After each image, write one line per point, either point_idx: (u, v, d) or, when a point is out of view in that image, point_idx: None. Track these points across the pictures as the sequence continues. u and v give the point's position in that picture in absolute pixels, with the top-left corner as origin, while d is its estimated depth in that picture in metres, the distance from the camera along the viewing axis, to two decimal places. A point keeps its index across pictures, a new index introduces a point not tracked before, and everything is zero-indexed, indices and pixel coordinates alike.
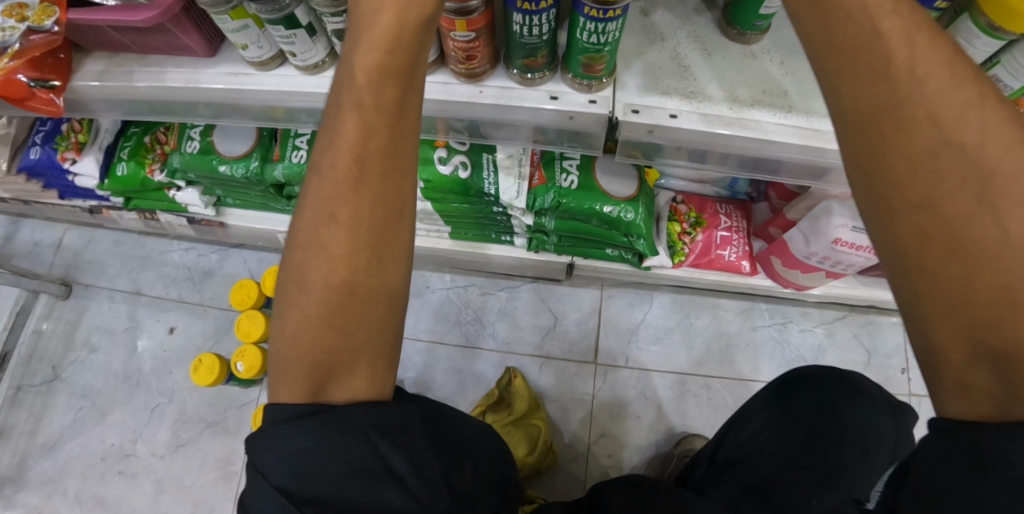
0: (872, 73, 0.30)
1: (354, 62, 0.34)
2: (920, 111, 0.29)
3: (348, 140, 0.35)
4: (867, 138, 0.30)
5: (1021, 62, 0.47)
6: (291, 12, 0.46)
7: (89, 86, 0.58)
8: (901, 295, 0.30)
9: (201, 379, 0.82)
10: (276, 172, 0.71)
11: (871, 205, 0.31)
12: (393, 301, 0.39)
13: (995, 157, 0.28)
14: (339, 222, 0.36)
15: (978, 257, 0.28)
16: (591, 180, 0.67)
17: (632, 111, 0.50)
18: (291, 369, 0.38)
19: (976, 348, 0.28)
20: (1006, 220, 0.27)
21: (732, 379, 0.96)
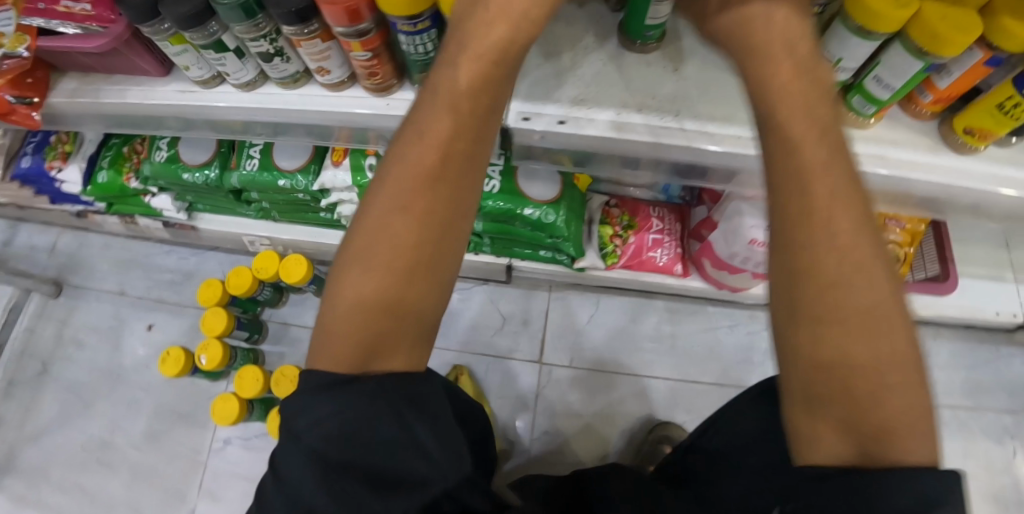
0: (787, 149, 0.40)
1: (458, 70, 0.43)
2: (811, 165, 0.39)
3: (440, 134, 0.43)
4: (781, 178, 0.40)
5: (895, 62, 0.57)
6: (219, 38, 0.53)
7: (63, 103, 0.66)
8: (787, 341, 0.40)
9: (169, 370, 0.89)
10: (232, 179, 0.78)
11: (784, 257, 0.41)
12: (440, 293, 0.46)
13: (851, 231, 0.39)
14: (418, 203, 0.44)
15: (831, 284, 0.38)
16: (511, 184, 0.73)
17: (523, 118, 0.56)
18: (343, 332, 0.43)
19: (832, 369, 0.38)
20: (855, 281, 0.38)
21: (675, 381, 1.01)
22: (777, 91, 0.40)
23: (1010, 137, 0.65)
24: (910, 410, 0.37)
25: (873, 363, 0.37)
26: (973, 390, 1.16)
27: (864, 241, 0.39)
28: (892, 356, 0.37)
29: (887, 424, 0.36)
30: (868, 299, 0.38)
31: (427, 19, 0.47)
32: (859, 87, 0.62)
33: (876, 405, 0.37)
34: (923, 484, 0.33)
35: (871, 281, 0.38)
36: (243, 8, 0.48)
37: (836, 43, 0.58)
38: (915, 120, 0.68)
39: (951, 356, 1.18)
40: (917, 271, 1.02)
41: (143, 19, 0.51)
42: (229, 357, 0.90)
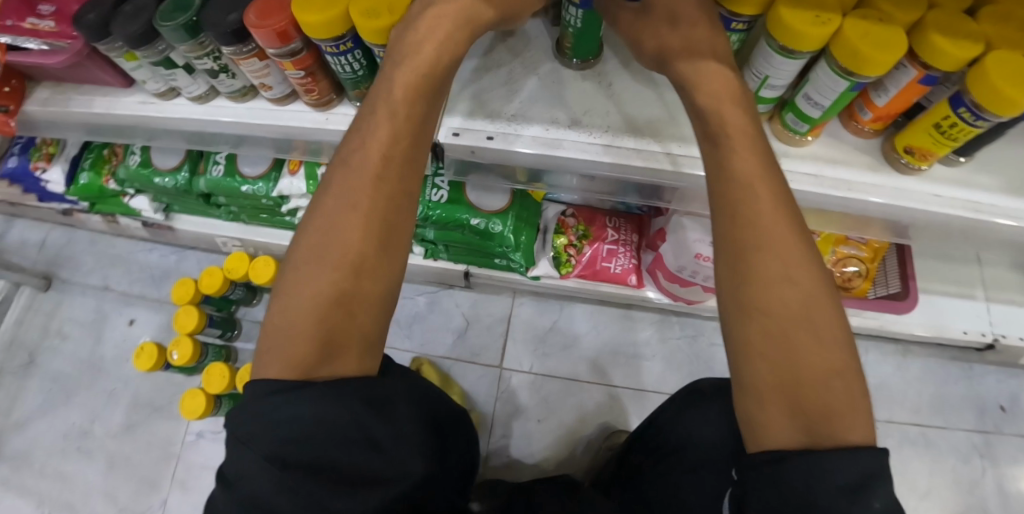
0: (730, 159, 0.45)
1: (394, 80, 0.44)
2: (751, 181, 0.45)
3: (381, 138, 0.44)
4: (732, 192, 0.45)
5: (822, 81, 0.56)
6: (167, 56, 0.57)
7: (37, 110, 0.70)
8: (739, 336, 0.44)
9: (142, 364, 0.93)
10: (201, 184, 0.83)
11: (730, 261, 0.45)
12: (389, 291, 0.46)
13: (788, 232, 0.44)
14: (360, 205, 0.44)
15: (774, 287, 0.43)
16: (459, 194, 0.76)
17: (453, 134, 0.58)
18: (290, 338, 0.42)
19: (786, 358, 0.42)
20: (794, 278, 0.43)
21: (632, 390, 1.04)
22: (718, 107, 0.47)
23: (957, 157, 0.63)
24: (852, 396, 0.41)
25: (812, 354, 0.41)
26: (941, 408, 1.16)
27: (798, 246, 0.44)
28: (827, 347, 0.42)
29: (825, 407, 0.40)
30: (805, 297, 0.42)
31: (350, 41, 0.48)
32: (792, 104, 0.62)
33: (825, 389, 0.41)
34: (852, 456, 0.38)
35: (807, 279, 0.43)
36: (186, 29, 0.52)
37: (762, 60, 0.58)
38: (857, 138, 0.67)
39: (919, 373, 1.19)
40: (879, 287, 1.03)
41: (98, 38, 0.55)
42: (200, 353, 0.93)
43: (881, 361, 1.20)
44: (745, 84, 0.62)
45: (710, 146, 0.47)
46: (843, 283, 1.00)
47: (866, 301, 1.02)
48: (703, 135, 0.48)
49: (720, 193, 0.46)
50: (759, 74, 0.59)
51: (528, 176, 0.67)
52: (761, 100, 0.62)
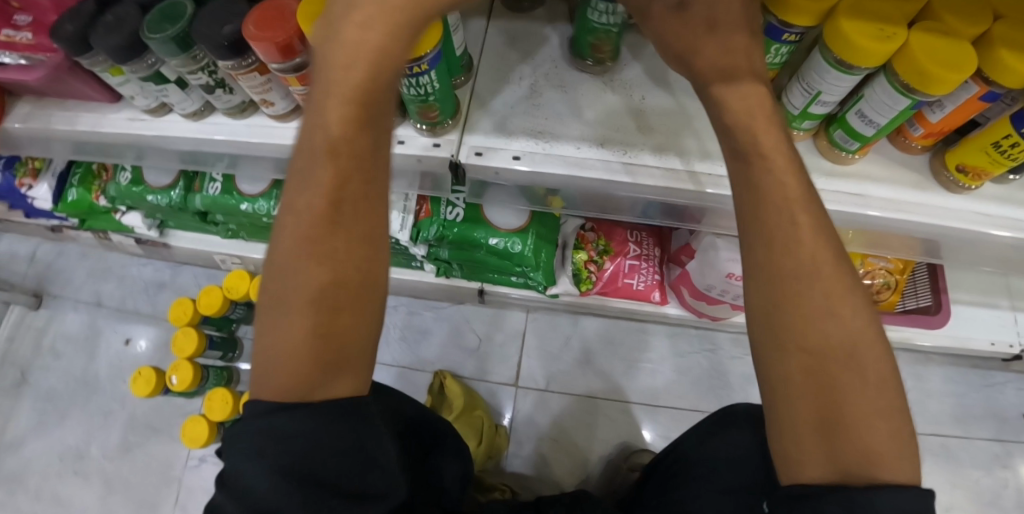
0: (763, 178, 0.38)
1: (328, 107, 0.36)
2: (783, 193, 0.38)
3: (326, 182, 0.37)
4: (761, 203, 0.38)
5: (879, 95, 0.51)
6: (158, 70, 0.51)
7: (17, 127, 0.64)
8: (773, 370, 0.37)
9: (140, 390, 0.88)
10: (196, 202, 0.78)
11: (764, 290, 0.38)
12: (372, 330, 0.40)
13: (831, 261, 0.37)
14: (317, 257, 0.37)
15: (811, 315, 0.36)
16: (476, 212, 0.70)
17: (474, 153, 0.53)
18: (277, 386, 0.37)
19: (822, 394, 0.36)
20: (837, 313, 0.36)
21: (654, 407, 0.99)
22: (750, 115, 0.39)
23: (1008, 175, 0.58)
24: (896, 439, 0.35)
25: (855, 389, 0.35)
26: (963, 419, 1.13)
27: (841, 275, 0.37)
28: (875, 386, 0.35)
29: (869, 446, 0.34)
30: (850, 334, 0.36)
31: None
32: (841, 120, 0.57)
33: (867, 427, 0.34)
34: (901, 496, 0.32)
35: (851, 312, 0.36)
36: (177, 41, 0.47)
37: (813, 75, 0.53)
38: (905, 154, 0.61)
39: (940, 382, 1.15)
40: (909, 299, 1.01)
41: (79, 51, 0.50)
42: (201, 376, 0.88)
43: (902, 371, 1.15)
44: (791, 98, 0.57)
45: (739, 165, 0.40)
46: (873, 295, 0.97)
47: (897, 316, 0.99)
48: (731, 151, 0.40)
49: (750, 216, 0.39)
50: (810, 90, 0.54)
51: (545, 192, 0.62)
52: (807, 117, 0.58)
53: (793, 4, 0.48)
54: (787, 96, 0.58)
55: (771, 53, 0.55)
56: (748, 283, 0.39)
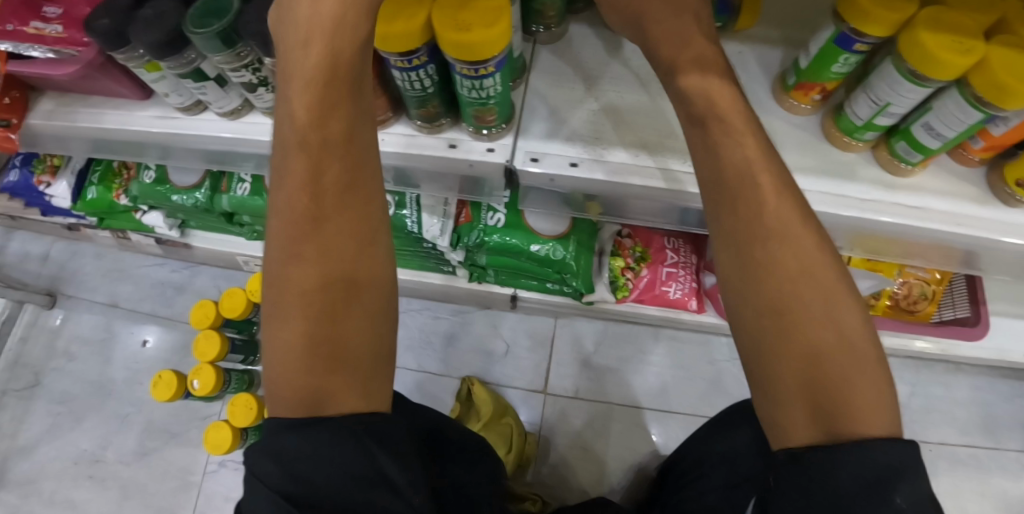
0: (730, 155, 0.41)
1: (295, 102, 0.42)
2: (744, 173, 0.40)
3: (300, 176, 0.42)
4: (726, 184, 0.41)
5: (947, 108, 0.47)
6: (198, 66, 0.49)
7: (41, 124, 0.61)
8: (758, 347, 0.39)
9: (161, 394, 0.86)
10: (223, 203, 0.76)
11: (733, 257, 0.41)
12: (377, 314, 0.44)
13: (796, 222, 0.40)
14: (306, 256, 0.42)
15: (787, 290, 0.38)
16: (518, 218, 0.70)
17: (530, 159, 0.50)
18: (285, 389, 0.40)
19: (806, 362, 0.37)
20: (806, 272, 0.38)
21: (686, 415, 0.97)
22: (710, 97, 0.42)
23: None
24: (878, 396, 0.36)
25: (829, 344, 0.37)
26: (991, 429, 1.08)
27: (809, 235, 0.40)
28: (849, 339, 0.37)
29: (847, 398, 0.35)
30: (822, 292, 0.38)
31: (424, 55, 0.41)
32: (903, 131, 0.52)
33: (847, 387, 0.36)
34: (884, 448, 0.33)
35: (823, 268, 0.39)
36: (222, 38, 0.44)
37: (883, 86, 0.49)
38: (963, 167, 0.57)
39: (969, 392, 1.10)
40: (946, 310, 0.93)
41: (114, 46, 0.47)
42: (223, 381, 0.86)
43: (930, 381, 1.11)
44: (853, 108, 0.54)
45: (697, 131, 0.43)
46: (908, 305, 0.92)
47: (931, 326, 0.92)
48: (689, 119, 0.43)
49: (713, 197, 0.42)
50: (878, 101, 0.51)
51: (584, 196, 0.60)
52: (870, 128, 0.54)
53: (868, 11, 0.45)
54: (849, 104, 0.54)
55: (837, 62, 0.51)
56: (718, 252, 0.42)
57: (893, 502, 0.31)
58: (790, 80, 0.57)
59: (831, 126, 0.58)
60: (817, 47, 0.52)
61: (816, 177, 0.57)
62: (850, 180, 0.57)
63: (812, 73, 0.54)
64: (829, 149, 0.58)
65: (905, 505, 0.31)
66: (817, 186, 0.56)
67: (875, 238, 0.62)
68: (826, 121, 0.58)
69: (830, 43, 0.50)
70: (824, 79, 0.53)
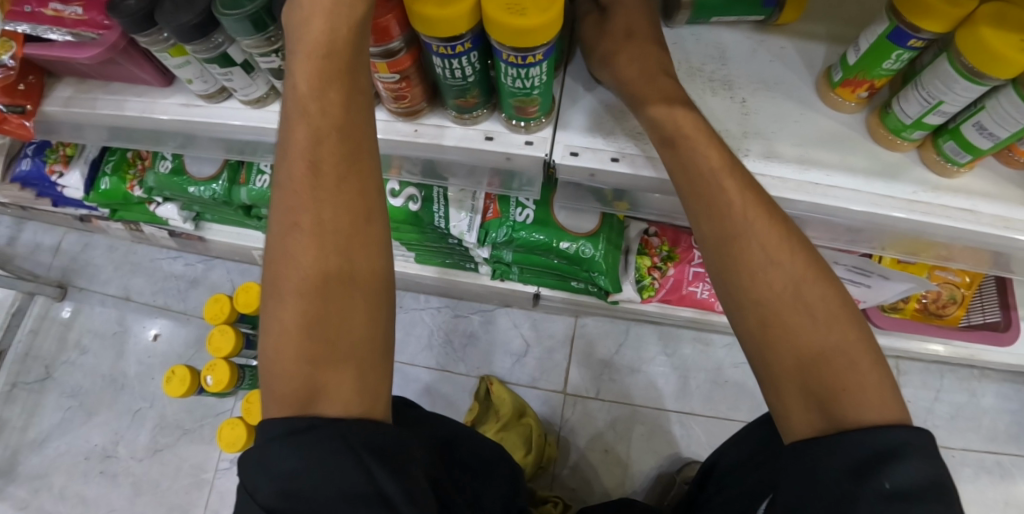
0: (692, 155, 0.40)
1: (296, 74, 0.39)
2: (707, 167, 0.40)
3: (300, 148, 0.38)
4: (694, 180, 0.40)
5: (1008, 109, 0.41)
6: (226, 51, 0.47)
7: (58, 111, 0.59)
8: (740, 331, 0.38)
9: (174, 390, 0.84)
10: (242, 195, 0.75)
11: (716, 257, 0.40)
12: (378, 303, 0.39)
13: (761, 213, 0.38)
14: (303, 229, 0.38)
15: (754, 274, 0.38)
16: (547, 214, 0.69)
17: (570, 153, 0.48)
18: (280, 380, 0.37)
19: (789, 346, 0.36)
20: (777, 260, 0.37)
21: (708, 418, 0.95)
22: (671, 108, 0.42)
23: None
24: (863, 370, 0.35)
25: (808, 329, 0.36)
26: (1019, 436, 1.03)
27: (773, 227, 0.38)
28: (829, 322, 0.36)
29: (836, 377, 0.35)
30: (794, 278, 0.37)
31: (469, 41, 0.39)
32: (952, 131, 0.46)
33: (831, 366, 0.35)
34: (883, 433, 0.32)
35: (792, 255, 0.38)
36: (253, 20, 0.42)
37: (935, 83, 0.43)
38: (1010, 168, 0.51)
39: (995, 399, 1.05)
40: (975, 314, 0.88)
41: (139, 28, 0.45)
42: (237, 377, 0.84)
43: (955, 387, 1.06)
44: (902, 106, 0.47)
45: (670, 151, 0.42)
46: (935, 308, 0.85)
47: (962, 330, 0.86)
48: (661, 143, 0.42)
49: (688, 189, 0.41)
50: (929, 99, 0.44)
51: (614, 195, 0.58)
52: (918, 128, 0.47)
53: (925, 5, 0.39)
54: (895, 101, 0.48)
55: (890, 59, 0.45)
56: (703, 247, 0.41)
57: (880, 487, 0.30)
58: (836, 76, 0.50)
59: (878, 125, 0.51)
60: (867, 43, 0.46)
61: (855, 176, 0.50)
62: (891, 182, 0.50)
63: (862, 69, 0.47)
64: (872, 149, 0.51)
65: (893, 490, 0.30)
66: (863, 187, 0.49)
67: (916, 241, 0.57)
68: (872, 119, 0.51)
69: (882, 39, 0.44)
70: (874, 75, 0.47)
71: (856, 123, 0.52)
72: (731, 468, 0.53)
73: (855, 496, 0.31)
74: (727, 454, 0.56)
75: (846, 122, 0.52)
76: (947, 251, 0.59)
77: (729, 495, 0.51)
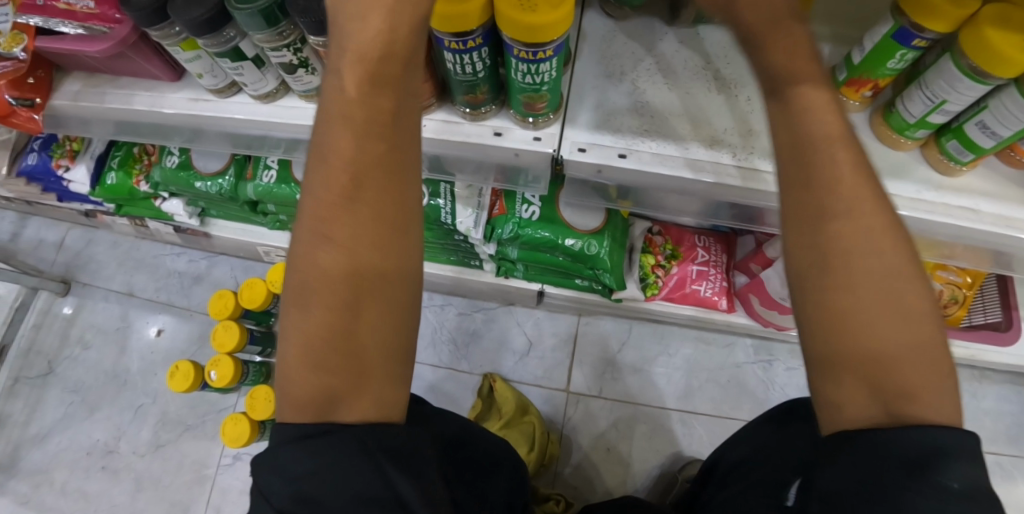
0: (809, 108, 0.34)
1: (342, 69, 0.35)
2: (818, 125, 0.33)
3: (341, 153, 0.35)
4: (797, 137, 0.34)
5: (1010, 109, 0.41)
6: (237, 45, 0.47)
7: (67, 105, 0.59)
8: (801, 314, 0.34)
9: (177, 385, 0.84)
10: (248, 190, 0.76)
11: (801, 226, 0.33)
12: (402, 317, 0.38)
13: (867, 187, 0.32)
14: (335, 241, 0.36)
15: (836, 254, 0.32)
16: (553, 211, 0.69)
17: (578, 149, 0.49)
18: (298, 392, 0.36)
19: (854, 343, 0.31)
20: (872, 247, 0.32)
21: (710, 417, 0.95)
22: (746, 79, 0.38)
23: None
24: (930, 380, 0.31)
25: (877, 330, 0.31)
26: (1019, 438, 1.03)
27: (877, 205, 0.32)
28: (908, 325, 0.31)
29: (898, 385, 0.30)
30: (883, 269, 0.32)
31: (480, 37, 0.39)
32: (954, 131, 0.47)
33: (898, 372, 0.30)
34: (939, 432, 0.29)
35: (889, 250, 0.32)
36: (265, 15, 0.42)
37: (939, 82, 0.43)
38: (1012, 169, 0.51)
39: (996, 400, 1.05)
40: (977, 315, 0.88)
41: (150, 22, 0.45)
42: (241, 373, 0.84)
43: None
44: (906, 105, 0.47)
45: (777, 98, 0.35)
46: None
47: (964, 331, 0.86)
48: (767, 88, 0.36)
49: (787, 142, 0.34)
50: (932, 98, 0.45)
51: (619, 193, 0.58)
52: (921, 127, 0.48)
53: (931, 5, 0.40)
54: (898, 100, 0.49)
55: (893, 59, 0.45)
56: (784, 219, 0.35)
57: (947, 485, 0.27)
58: (841, 76, 0.51)
59: (881, 124, 0.51)
60: (871, 44, 0.46)
61: None
62: (891, 181, 0.51)
63: (866, 69, 0.48)
64: (877, 148, 0.52)
65: (960, 490, 0.27)
66: None
67: (919, 240, 0.57)
68: (876, 118, 0.52)
69: (886, 39, 0.44)
70: (878, 75, 0.48)
71: (859, 123, 0.53)
72: (733, 466, 0.54)
73: (911, 487, 0.28)
74: (730, 454, 0.57)
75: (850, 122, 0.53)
76: (949, 250, 0.59)
77: (730, 491, 0.51)
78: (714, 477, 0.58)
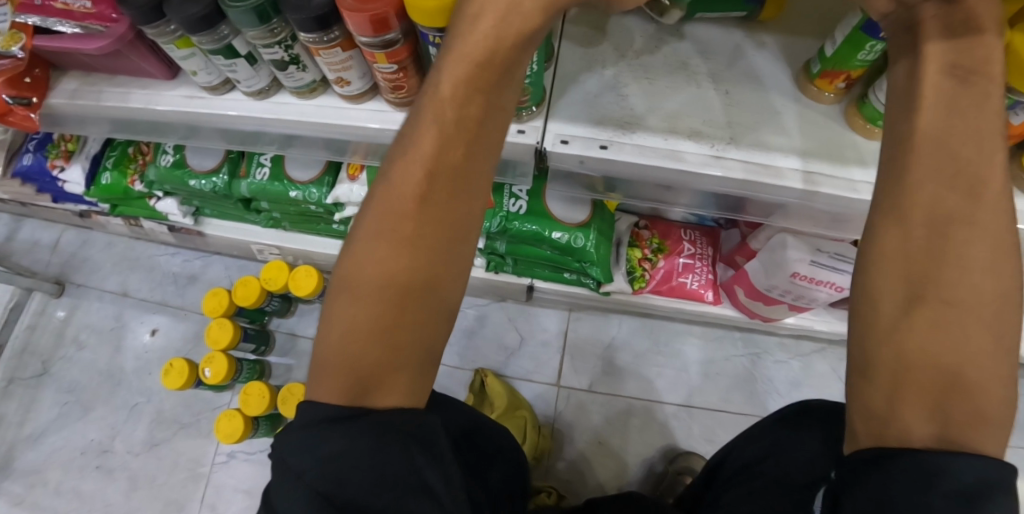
0: (955, 117, 0.35)
1: (442, 73, 0.37)
2: (968, 140, 0.35)
3: (424, 154, 0.38)
4: (935, 146, 0.35)
5: None
6: (230, 43, 0.48)
7: (64, 103, 0.60)
8: (883, 313, 0.36)
9: (171, 383, 0.85)
10: (242, 188, 0.77)
11: (904, 231, 0.36)
12: (442, 318, 0.40)
13: (990, 212, 0.34)
14: (398, 235, 0.38)
15: (936, 269, 0.35)
16: (541, 206, 0.71)
17: (561, 142, 0.51)
18: (336, 373, 0.37)
19: (935, 354, 0.34)
20: (975, 269, 0.34)
21: (700, 410, 0.97)
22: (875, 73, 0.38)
23: None
24: (993, 404, 0.33)
25: (956, 346, 0.34)
26: None
27: (995, 233, 0.34)
28: (990, 352, 0.34)
29: (967, 403, 0.33)
30: (980, 294, 0.34)
31: None
32: None
33: (970, 392, 0.33)
34: (966, 466, 0.31)
35: (992, 276, 0.34)
36: (258, 12, 0.43)
37: None
38: None
39: None
40: None
41: (147, 20, 0.46)
42: (234, 370, 0.85)
43: None
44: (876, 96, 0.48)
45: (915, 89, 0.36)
46: None
47: None
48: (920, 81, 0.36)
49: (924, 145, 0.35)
50: None
51: (605, 186, 0.60)
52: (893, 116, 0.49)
53: None
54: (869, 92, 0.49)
55: (864, 49, 0.46)
56: (887, 217, 0.37)
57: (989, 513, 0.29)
58: (815, 68, 0.51)
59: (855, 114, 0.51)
60: (842, 35, 0.47)
61: (834, 163, 0.51)
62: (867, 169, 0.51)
63: (838, 61, 0.48)
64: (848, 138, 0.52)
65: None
66: (837, 174, 0.50)
67: None
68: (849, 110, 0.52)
69: (856, 31, 0.45)
70: (849, 67, 0.48)
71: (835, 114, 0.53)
72: (742, 467, 0.55)
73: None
74: (736, 452, 0.58)
75: (827, 112, 0.53)
76: None
77: (742, 493, 0.53)
78: (719, 477, 0.60)
